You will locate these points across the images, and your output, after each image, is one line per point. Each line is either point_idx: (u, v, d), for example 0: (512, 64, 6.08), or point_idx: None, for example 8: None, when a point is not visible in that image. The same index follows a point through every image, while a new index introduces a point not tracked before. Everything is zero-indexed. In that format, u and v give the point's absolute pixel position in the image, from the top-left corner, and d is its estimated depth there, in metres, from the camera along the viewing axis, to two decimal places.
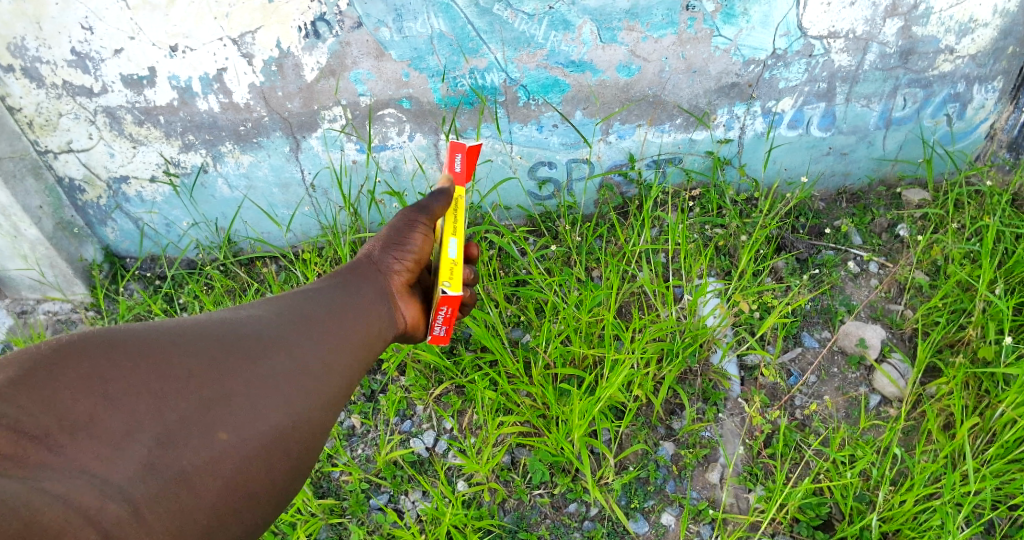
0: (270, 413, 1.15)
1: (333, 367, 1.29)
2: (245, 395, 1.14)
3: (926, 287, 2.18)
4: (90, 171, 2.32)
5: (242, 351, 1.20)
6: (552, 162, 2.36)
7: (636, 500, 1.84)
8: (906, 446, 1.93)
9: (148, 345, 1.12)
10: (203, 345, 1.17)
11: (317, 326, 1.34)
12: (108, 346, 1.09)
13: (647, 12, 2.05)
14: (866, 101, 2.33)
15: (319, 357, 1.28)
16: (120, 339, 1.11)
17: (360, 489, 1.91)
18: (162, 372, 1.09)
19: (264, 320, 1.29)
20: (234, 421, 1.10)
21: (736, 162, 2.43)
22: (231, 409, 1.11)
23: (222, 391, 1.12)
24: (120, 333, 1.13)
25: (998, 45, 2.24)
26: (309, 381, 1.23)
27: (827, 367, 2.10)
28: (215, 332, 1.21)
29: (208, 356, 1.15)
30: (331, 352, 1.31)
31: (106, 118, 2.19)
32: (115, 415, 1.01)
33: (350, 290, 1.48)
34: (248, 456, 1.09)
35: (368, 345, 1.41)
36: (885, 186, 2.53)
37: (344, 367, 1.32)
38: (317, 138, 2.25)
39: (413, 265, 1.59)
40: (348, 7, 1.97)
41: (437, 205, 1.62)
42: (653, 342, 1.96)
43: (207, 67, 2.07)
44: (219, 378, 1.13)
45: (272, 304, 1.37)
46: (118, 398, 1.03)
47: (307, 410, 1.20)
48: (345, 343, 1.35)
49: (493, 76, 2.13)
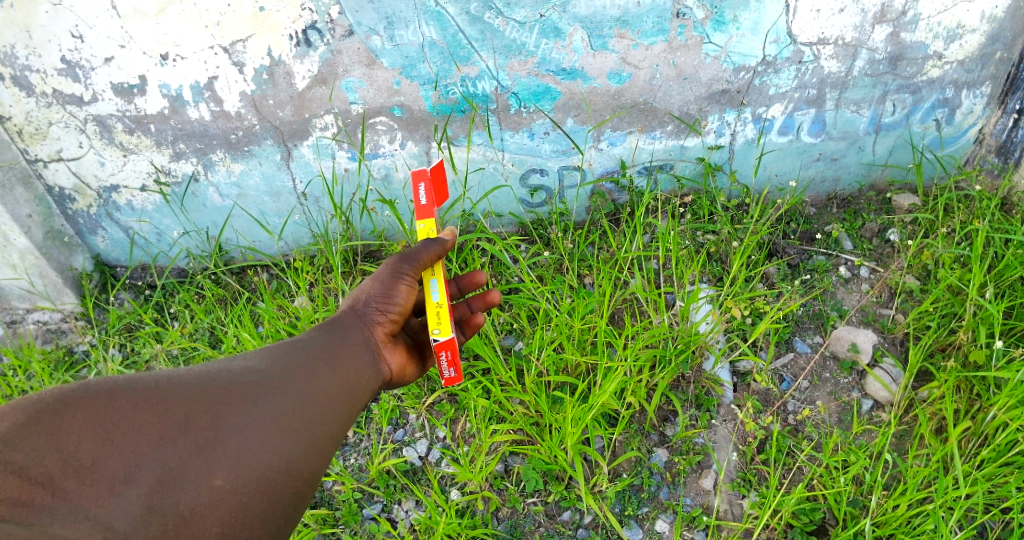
0: (264, 455, 1.21)
1: (325, 409, 1.33)
2: (238, 438, 1.21)
3: (917, 292, 2.20)
4: (80, 180, 2.31)
5: (234, 396, 1.26)
6: (543, 169, 2.36)
7: (629, 507, 1.84)
8: (898, 451, 1.94)
9: (144, 393, 1.21)
10: (198, 393, 1.25)
11: (309, 370, 1.37)
12: (112, 396, 1.19)
13: (638, 19, 2.06)
14: (856, 107, 2.34)
15: (311, 400, 1.32)
16: (124, 388, 1.21)
17: (353, 499, 1.90)
18: (159, 420, 1.18)
19: (256, 366, 1.35)
20: (229, 465, 1.17)
21: (727, 168, 2.44)
22: (224, 454, 1.18)
23: (216, 436, 1.19)
24: (121, 382, 1.23)
25: (986, 50, 2.27)
26: (302, 423, 1.28)
27: (819, 372, 2.10)
28: (210, 380, 1.29)
29: (201, 402, 1.23)
30: (324, 394, 1.35)
31: (96, 126, 2.18)
32: (113, 461, 1.12)
33: (339, 335, 1.48)
34: (244, 498, 1.16)
35: (361, 386, 1.44)
36: (875, 191, 2.55)
37: (337, 408, 1.35)
38: (308, 146, 2.25)
39: (400, 315, 1.55)
40: (340, 15, 1.97)
41: (426, 256, 1.54)
42: (646, 349, 1.96)
43: (198, 75, 2.07)
44: (214, 423, 1.21)
45: (267, 349, 1.42)
46: (119, 445, 1.14)
47: (298, 453, 1.25)
48: (337, 384, 1.38)
49: (484, 84, 2.14)
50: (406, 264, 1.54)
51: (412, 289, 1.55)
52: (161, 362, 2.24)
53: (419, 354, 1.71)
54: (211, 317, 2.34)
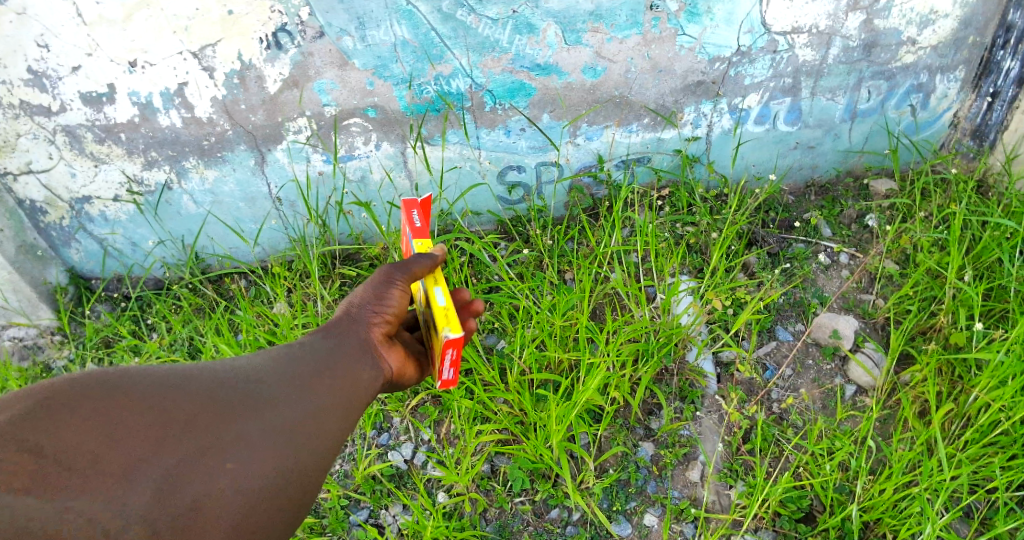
0: (265, 466, 1.06)
1: (328, 415, 1.19)
2: (236, 445, 1.06)
3: (896, 277, 2.21)
4: (51, 193, 2.27)
5: (231, 402, 1.11)
6: (521, 166, 2.35)
7: (617, 502, 1.83)
8: (883, 435, 1.95)
9: (130, 394, 1.06)
10: (202, 392, 1.11)
11: (309, 377, 1.23)
12: (110, 391, 1.06)
13: (611, 13, 2.05)
14: (831, 94, 2.35)
15: (312, 406, 1.18)
16: (127, 384, 1.08)
17: (339, 506, 1.88)
18: (149, 425, 1.03)
19: (254, 369, 1.20)
20: (229, 475, 1.02)
21: (704, 159, 2.44)
22: (235, 451, 1.05)
23: (226, 435, 1.06)
24: (106, 381, 1.08)
25: (959, 35, 2.28)
26: (304, 433, 1.13)
27: (802, 359, 2.11)
28: (212, 378, 1.15)
29: (195, 407, 1.08)
30: (326, 402, 1.21)
31: (65, 137, 2.14)
32: (96, 467, 0.96)
33: (339, 339, 1.34)
34: (242, 513, 1.01)
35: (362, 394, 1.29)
36: (852, 177, 2.56)
37: (341, 415, 1.22)
38: (282, 150, 2.22)
39: (394, 318, 1.42)
40: (310, 17, 1.95)
41: (419, 268, 1.41)
42: (628, 343, 1.96)
43: (168, 81, 2.03)
44: (211, 428, 1.06)
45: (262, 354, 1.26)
46: (101, 450, 0.98)
47: (306, 459, 1.11)
48: (341, 390, 1.25)
49: (458, 82, 2.12)
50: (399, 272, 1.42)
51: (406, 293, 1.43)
52: None
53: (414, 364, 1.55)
54: (189, 327, 2.30)
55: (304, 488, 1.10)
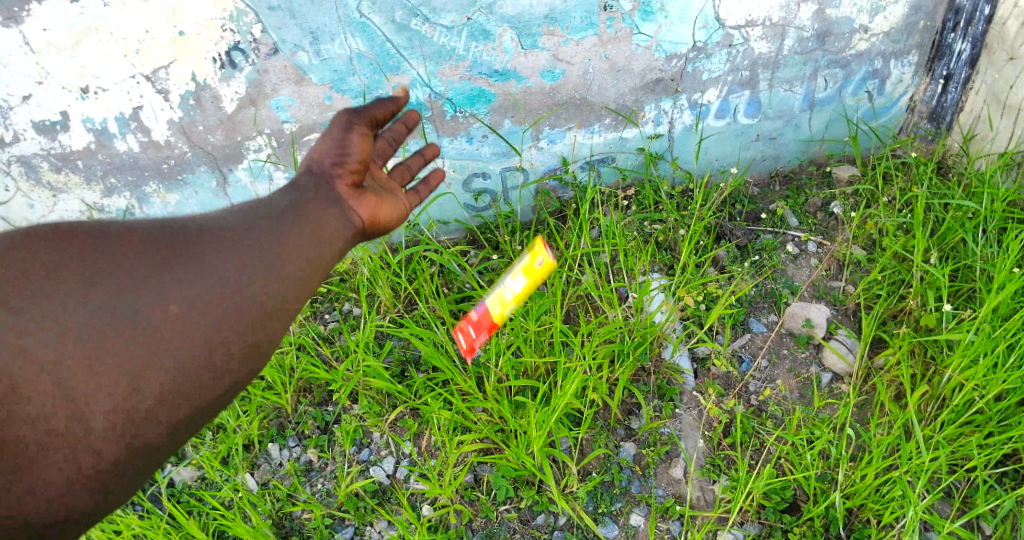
0: (195, 332, 1.10)
1: (281, 287, 1.21)
2: (170, 318, 1.08)
3: (864, 262, 2.25)
4: (9, 225, 2.21)
5: (184, 258, 1.15)
6: (485, 173, 2.33)
7: (603, 504, 1.83)
8: (861, 420, 1.97)
9: (107, 243, 1.11)
10: (166, 245, 1.15)
11: (265, 249, 1.21)
12: (102, 236, 1.13)
13: (566, 15, 2.05)
14: (789, 85, 2.37)
15: (260, 285, 1.18)
16: (106, 229, 1.14)
17: (324, 525, 1.85)
18: (112, 269, 1.09)
19: (223, 223, 1.24)
20: (162, 340, 1.07)
21: (668, 156, 2.46)
22: (182, 308, 1.10)
23: (167, 297, 1.10)
24: (99, 226, 1.15)
25: (909, 20, 2.33)
26: (245, 305, 1.16)
27: (777, 349, 2.13)
28: (183, 232, 1.19)
29: (150, 263, 1.12)
30: (275, 276, 1.20)
31: (21, 167, 2.08)
32: (65, 306, 1.03)
33: (302, 194, 1.32)
34: (164, 379, 1.06)
35: (322, 254, 1.27)
36: (815, 166, 2.60)
37: (295, 279, 1.23)
38: (242, 170, 2.19)
39: (361, 167, 1.37)
40: (262, 34, 1.92)
41: (379, 110, 1.47)
42: (602, 345, 1.95)
43: (122, 106, 1.99)
44: (157, 289, 1.09)
45: (242, 211, 1.29)
46: (71, 292, 1.04)
47: (242, 333, 1.15)
48: (302, 246, 1.25)
49: (417, 92, 2.11)
50: (358, 118, 1.43)
51: (364, 145, 1.38)
52: None
53: (390, 195, 1.43)
54: None
55: (241, 375, 1.16)
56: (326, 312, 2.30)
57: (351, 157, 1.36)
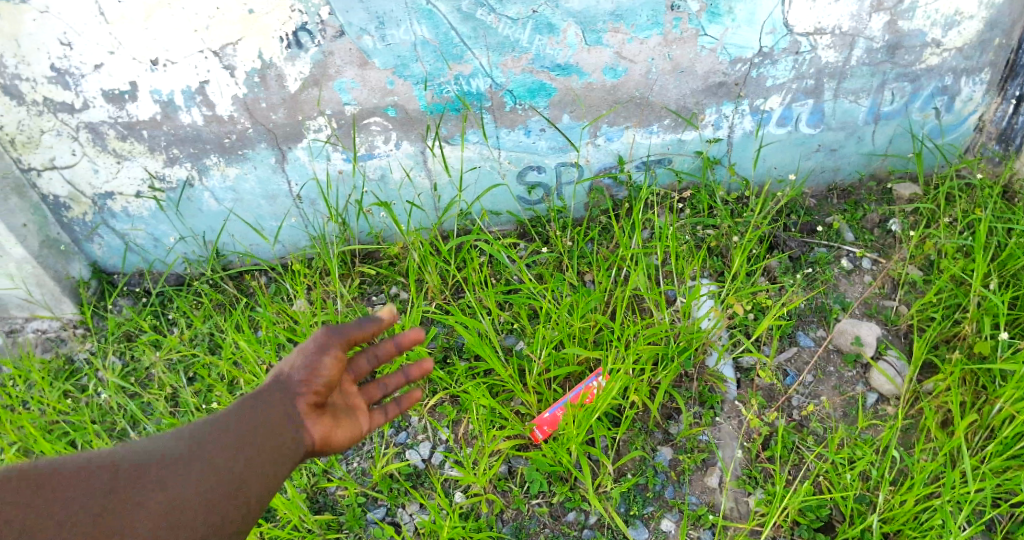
0: None
1: (239, 517, 1.18)
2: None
3: (920, 283, 2.18)
4: (74, 188, 2.29)
5: (137, 494, 1.12)
6: (540, 166, 2.34)
7: (635, 507, 1.82)
8: (906, 445, 1.91)
9: (58, 486, 1.09)
10: (116, 481, 1.12)
11: (220, 480, 1.18)
12: (51, 475, 1.10)
13: (632, 13, 2.03)
14: (855, 96, 2.31)
15: (217, 516, 1.15)
16: (56, 470, 1.11)
17: (357, 503, 1.87)
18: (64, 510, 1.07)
19: (172, 450, 1.19)
20: None
21: (726, 161, 2.42)
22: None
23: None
24: (46, 466, 1.11)
25: (985, 37, 2.24)
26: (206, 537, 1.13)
27: (823, 366, 2.08)
28: (130, 468, 1.14)
29: (103, 507, 1.09)
30: (232, 506, 1.18)
31: (89, 133, 2.15)
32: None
33: (258, 412, 1.28)
34: None
35: (277, 479, 1.25)
36: (876, 181, 2.53)
37: (250, 508, 1.20)
38: (302, 149, 2.23)
39: (325, 387, 1.35)
40: (330, 16, 1.94)
41: (357, 331, 1.37)
42: (647, 347, 1.94)
43: (189, 79, 2.04)
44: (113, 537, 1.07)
45: (193, 431, 1.24)
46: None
47: None
48: (256, 474, 1.22)
49: (478, 82, 2.11)
50: (336, 337, 1.37)
51: (331, 367, 1.35)
52: (159, 369, 2.21)
53: (349, 416, 1.40)
54: (209, 323, 2.31)
55: None
56: (373, 294, 2.34)
57: (315, 379, 1.33)
